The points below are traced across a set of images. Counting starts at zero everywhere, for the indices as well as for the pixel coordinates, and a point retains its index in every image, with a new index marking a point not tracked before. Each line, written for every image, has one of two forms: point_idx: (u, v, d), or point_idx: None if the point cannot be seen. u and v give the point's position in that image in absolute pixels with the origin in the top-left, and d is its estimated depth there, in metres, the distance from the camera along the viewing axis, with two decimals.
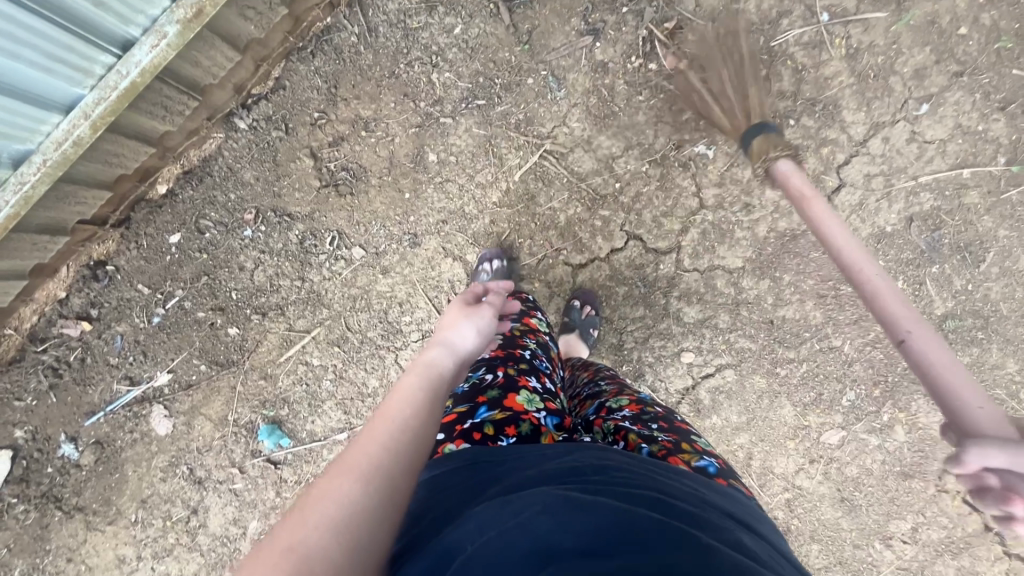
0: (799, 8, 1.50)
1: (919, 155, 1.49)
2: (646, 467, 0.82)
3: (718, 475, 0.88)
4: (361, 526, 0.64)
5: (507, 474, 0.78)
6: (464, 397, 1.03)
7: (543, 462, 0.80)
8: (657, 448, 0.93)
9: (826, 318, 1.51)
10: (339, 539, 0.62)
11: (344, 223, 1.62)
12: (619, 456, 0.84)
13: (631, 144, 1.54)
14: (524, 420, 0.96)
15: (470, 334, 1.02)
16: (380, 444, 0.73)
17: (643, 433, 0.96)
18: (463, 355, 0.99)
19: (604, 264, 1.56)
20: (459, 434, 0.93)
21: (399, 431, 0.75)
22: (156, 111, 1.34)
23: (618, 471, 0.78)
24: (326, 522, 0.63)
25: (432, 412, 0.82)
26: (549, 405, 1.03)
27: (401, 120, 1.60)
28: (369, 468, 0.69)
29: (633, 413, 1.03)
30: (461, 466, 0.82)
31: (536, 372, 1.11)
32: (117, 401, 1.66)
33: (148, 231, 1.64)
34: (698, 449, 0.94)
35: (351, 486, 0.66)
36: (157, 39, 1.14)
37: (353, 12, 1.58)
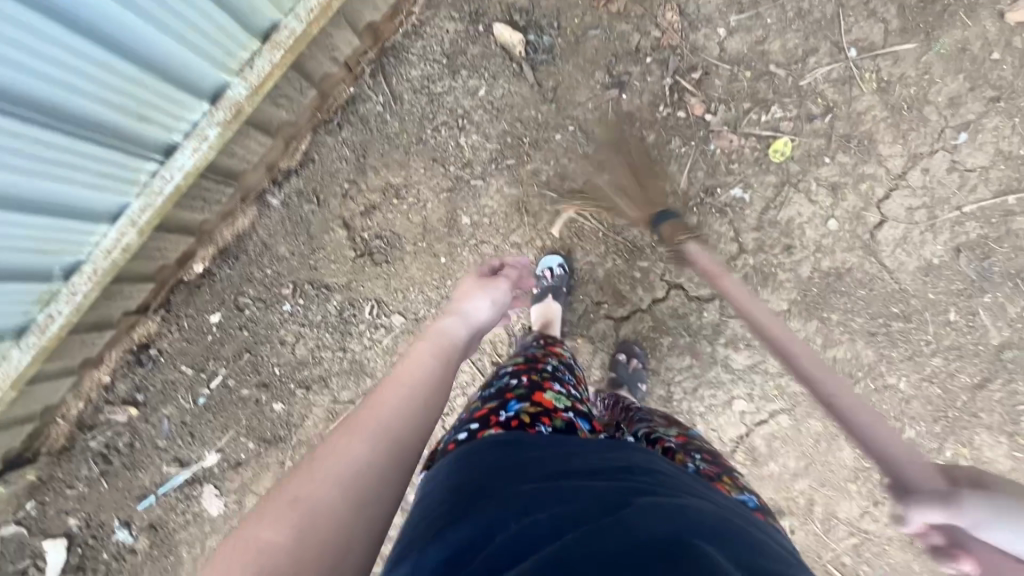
0: (825, 44, 1.49)
1: (961, 184, 1.46)
2: (696, 484, 0.83)
3: (757, 510, 0.90)
4: (360, 479, 0.75)
5: (551, 459, 0.79)
6: (491, 396, 1.01)
7: (588, 454, 0.82)
8: (702, 470, 0.94)
9: (879, 357, 1.50)
10: (340, 489, 0.73)
11: (381, 291, 1.62)
12: (665, 464, 0.86)
13: (666, 193, 1.52)
14: (557, 418, 0.95)
15: (485, 305, 1.22)
16: (390, 412, 0.85)
17: (687, 458, 0.96)
18: (476, 325, 1.18)
19: (647, 315, 1.55)
20: (496, 423, 0.91)
21: (404, 399, 0.87)
22: (196, 204, 1.35)
23: (664, 476, 0.80)
24: (331, 475, 0.75)
25: (436, 388, 0.93)
26: (578, 409, 1.01)
27: (431, 185, 1.60)
28: (375, 434, 0.81)
29: (679, 441, 1.02)
30: (504, 441, 0.83)
31: (560, 379, 1.09)
32: (168, 484, 1.67)
33: (188, 312, 1.64)
34: (738, 484, 0.95)
35: (357, 447, 0.78)
36: (199, 142, 1.15)
37: (377, 82, 1.58)
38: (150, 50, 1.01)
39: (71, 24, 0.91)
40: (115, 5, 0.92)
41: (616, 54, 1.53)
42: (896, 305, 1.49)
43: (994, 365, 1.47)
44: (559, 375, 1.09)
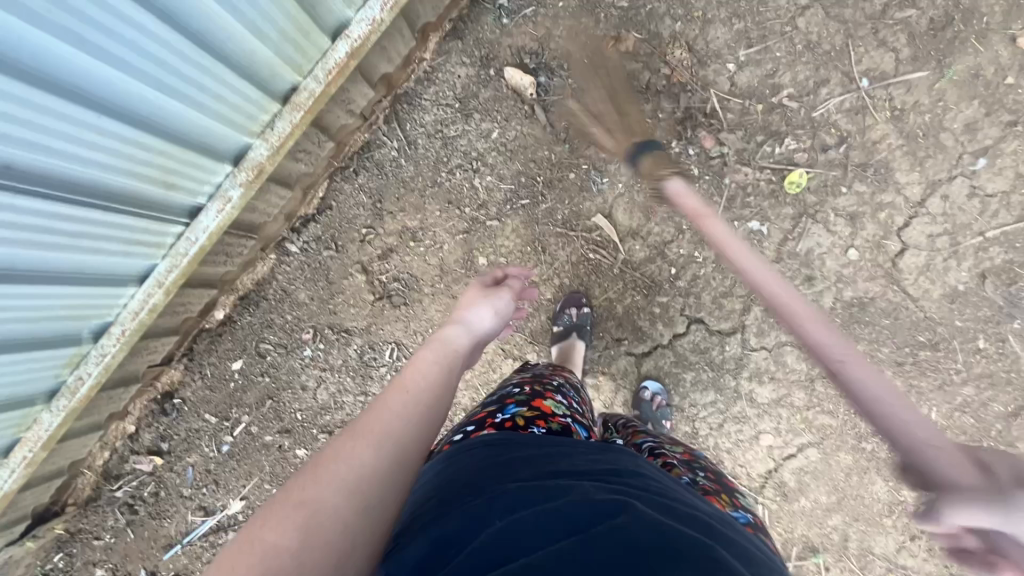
0: (835, 75, 1.49)
1: (983, 209, 1.45)
2: (688, 493, 0.79)
3: (749, 525, 0.85)
4: (372, 488, 0.64)
5: (540, 462, 0.77)
6: (491, 401, 1.01)
7: (576, 456, 0.80)
8: (697, 486, 0.89)
9: (908, 387, 1.49)
10: (349, 497, 0.62)
11: (400, 333, 1.63)
12: (654, 469, 0.83)
13: (682, 228, 1.52)
14: (554, 423, 0.93)
15: (488, 314, 1.06)
16: (404, 411, 0.73)
17: (686, 472, 0.92)
18: (480, 335, 1.01)
19: (668, 350, 1.54)
20: (491, 424, 0.91)
21: (414, 401, 0.75)
22: (219, 258, 1.37)
23: (649, 479, 0.77)
24: (339, 480, 0.63)
25: (446, 392, 0.82)
26: (578, 421, 1.00)
27: (447, 227, 1.61)
28: (387, 435, 0.69)
29: (685, 458, 0.99)
30: (497, 439, 0.84)
31: (564, 393, 1.07)
32: (193, 532, 1.67)
33: (211, 360, 1.65)
34: (736, 503, 0.90)
35: (365, 450, 0.66)
36: (222, 203, 1.17)
37: (391, 128, 1.61)
38: (173, 121, 1.03)
39: (101, 108, 0.93)
40: (140, 84, 0.94)
41: (628, 93, 1.54)
42: (922, 333, 1.47)
43: None
44: (563, 388, 1.07)
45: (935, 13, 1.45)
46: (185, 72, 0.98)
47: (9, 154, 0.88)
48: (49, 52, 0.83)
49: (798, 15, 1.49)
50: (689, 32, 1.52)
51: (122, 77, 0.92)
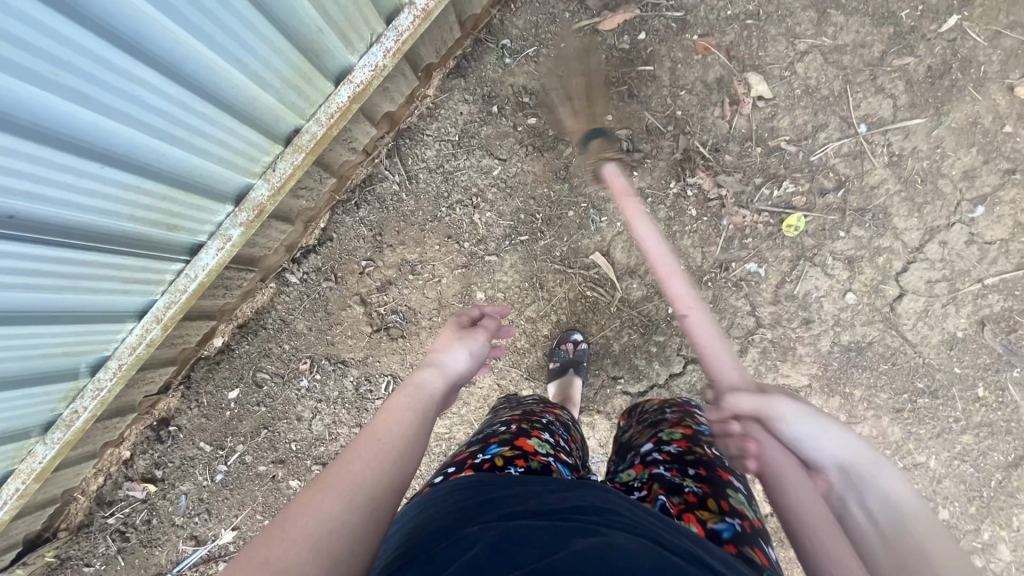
0: (834, 120, 1.50)
1: (982, 256, 1.45)
2: (657, 519, 0.71)
3: (730, 541, 0.75)
4: (344, 541, 0.62)
5: (499, 505, 0.71)
6: (476, 442, 0.99)
7: (541, 493, 0.74)
8: (674, 502, 0.81)
9: (906, 434, 1.48)
10: (318, 553, 0.60)
11: (397, 366, 1.64)
12: (625, 502, 0.74)
13: (679, 268, 1.53)
14: (534, 461, 0.89)
15: (463, 356, 1.05)
16: (367, 464, 0.72)
17: (662, 492, 0.84)
18: (454, 378, 1.00)
19: (664, 390, 1.54)
20: (468, 466, 0.87)
21: (387, 450, 0.75)
22: (218, 291, 1.39)
23: (619, 514, 0.70)
24: (310, 535, 0.61)
25: (416, 442, 0.80)
26: (563, 458, 0.96)
27: (446, 261, 1.62)
28: (351, 488, 0.68)
29: (679, 450, 0.92)
30: (467, 482, 0.78)
31: (551, 431, 1.05)
32: (185, 561, 1.67)
33: (207, 388, 1.66)
34: (724, 509, 0.81)
35: (336, 504, 0.65)
36: (223, 242, 1.19)
37: (393, 163, 1.63)
38: (176, 167, 1.06)
39: (107, 159, 0.97)
40: (141, 134, 0.97)
41: (628, 133, 1.56)
42: (920, 380, 1.46)
43: None
44: (551, 427, 1.06)
45: (932, 61, 1.47)
46: (186, 120, 1.01)
47: (17, 206, 0.93)
48: (55, 112, 0.88)
49: (796, 60, 1.52)
50: (688, 75, 1.55)
51: (125, 130, 0.95)
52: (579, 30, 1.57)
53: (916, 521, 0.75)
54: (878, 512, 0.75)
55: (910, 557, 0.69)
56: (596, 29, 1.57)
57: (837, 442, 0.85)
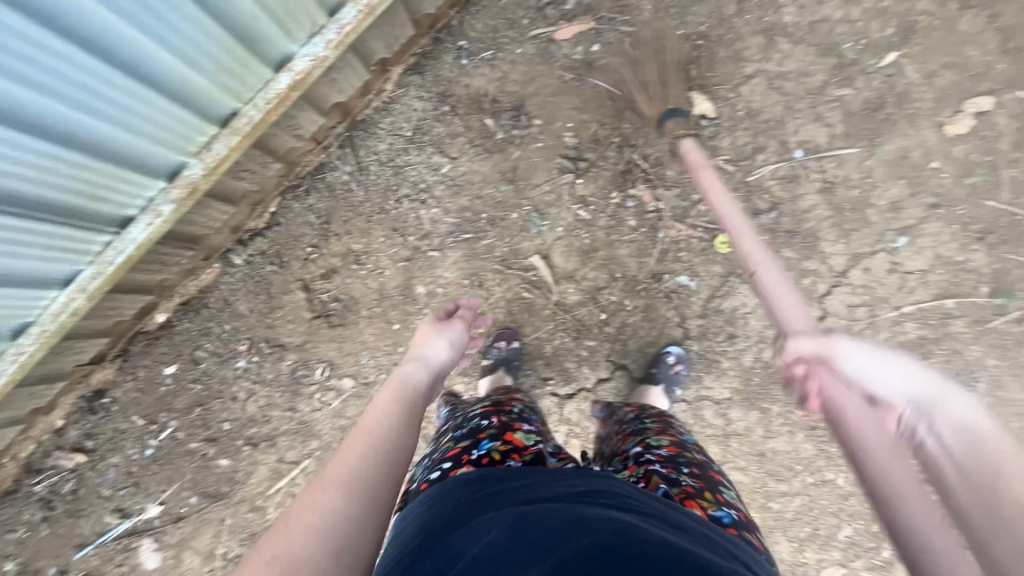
0: (773, 143, 1.55)
1: (901, 285, 1.51)
2: (654, 503, 0.84)
3: (731, 525, 0.90)
4: (345, 532, 0.66)
5: (518, 492, 0.80)
6: (463, 436, 1.05)
7: (553, 484, 0.83)
8: (676, 491, 0.95)
9: (820, 451, 1.52)
10: (324, 544, 0.64)
11: (334, 353, 1.65)
12: (626, 486, 0.87)
13: (615, 276, 1.57)
14: (526, 453, 0.99)
15: (444, 347, 1.14)
16: (359, 456, 0.76)
17: (662, 482, 0.97)
18: (436, 367, 1.09)
19: (591, 394, 1.59)
20: (467, 462, 0.96)
21: (377, 441, 0.79)
22: (154, 267, 1.40)
23: (620, 497, 0.82)
24: (312, 529, 0.65)
25: (406, 430, 0.84)
26: (546, 443, 1.07)
27: (390, 254, 1.64)
28: (349, 483, 0.72)
29: (671, 454, 1.06)
30: (474, 476, 0.88)
31: (528, 420, 1.14)
32: (108, 533, 1.66)
33: (145, 363, 1.66)
34: (720, 500, 0.96)
35: (335, 498, 0.69)
36: (153, 217, 1.22)
37: (345, 152, 1.65)
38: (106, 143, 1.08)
39: (32, 131, 0.98)
40: (71, 110, 1.00)
41: (576, 141, 1.60)
42: None
43: None
44: (526, 415, 1.14)
45: (869, 95, 1.54)
46: (117, 100, 1.04)
47: None
48: None
49: (742, 83, 1.57)
50: (638, 88, 1.59)
51: (50, 103, 0.97)
52: (536, 37, 1.61)
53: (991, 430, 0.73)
54: (915, 406, 0.82)
55: (986, 477, 0.69)
56: (552, 37, 1.61)
57: (891, 369, 0.87)
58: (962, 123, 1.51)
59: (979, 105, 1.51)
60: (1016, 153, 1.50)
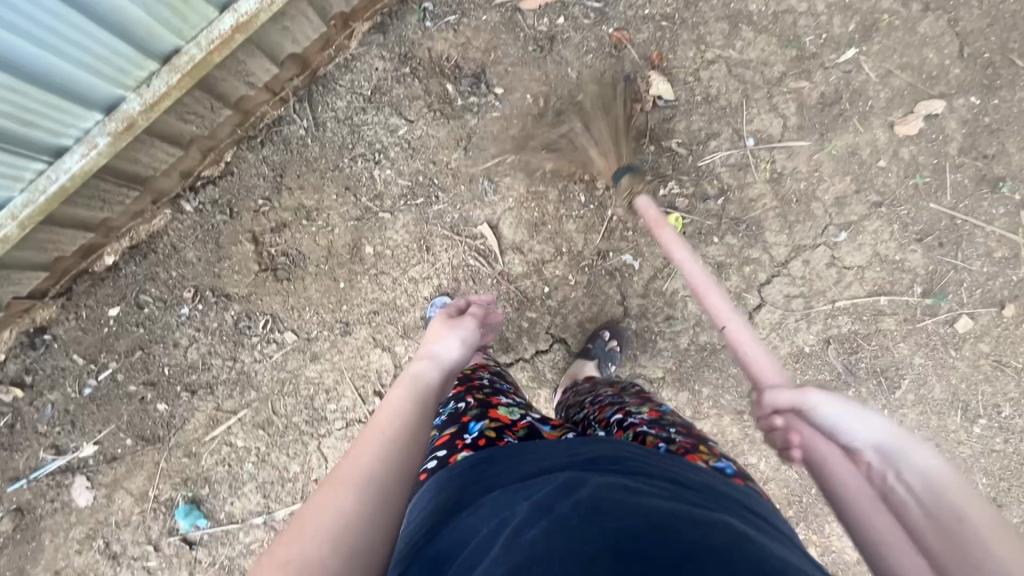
0: (727, 130, 1.56)
1: (838, 279, 1.54)
2: (664, 462, 0.81)
3: (736, 475, 0.86)
4: (359, 534, 0.63)
5: (522, 467, 0.80)
6: (446, 422, 1.00)
7: (557, 454, 0.81)
8: (675, 447, 0.91)
9: (743, 434, 1.60)
10: (337, 546, 0.61)
11: (278, 307, 1.65)
12: (637, 450, 0.84)
13: (561, 250, 1.60)
14: (518, 428, 0.96)
15: (455, 344, 1.04)
16: (373, 456, 0.72)
17: (659, 437, 0.94)
18: (449, 366, 1.00)
19: (528, 365, 1.63)
20: (463, 447, 0.91)
21: (392, 441, 0.74)
22: (94, 203, 1.47)
23: (634, 460, 0.79)
24: (325, 531, 0.61)
25: (418, 433, 0.79)
26: (530, 413, 1.04)
27: (341, 212, 1.64)
28: (361, 482, 0.68)
29: (652, 418, 1.01)
30: (478, 460, 0.84)
31: (502, 393, 1.11)
32: (41, 469, 1.66)
33: (88, 303, 1.65)
34: (715, 452, 0.93)
35: (346, 499, 0.65)
36: (88, 148, 1.29)
37: (302, 107, 1.63)
38: (49, 71, 1.17)
39: None
40: (14, 37, 1.09)
41: (534, 114, 1.60)
42: None
43: None
44: (500, 389, 1.11)
45: (826, 89, 1.53)
46: (56, 28, 1.12)
47: None
48: None
49: (701, 67, 1.56)
50: (598, 66, 1.58)
51: None
52: (501, 5, 1.59)
53: (956, 481, 0.72)
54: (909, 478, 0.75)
55: (954, 524, 0.68)
56: (517, 7, 1.59)
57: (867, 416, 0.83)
58: (913, 123, 1.51)
59: (932, 107, 1.49)
60: (962, 158, 1.50)
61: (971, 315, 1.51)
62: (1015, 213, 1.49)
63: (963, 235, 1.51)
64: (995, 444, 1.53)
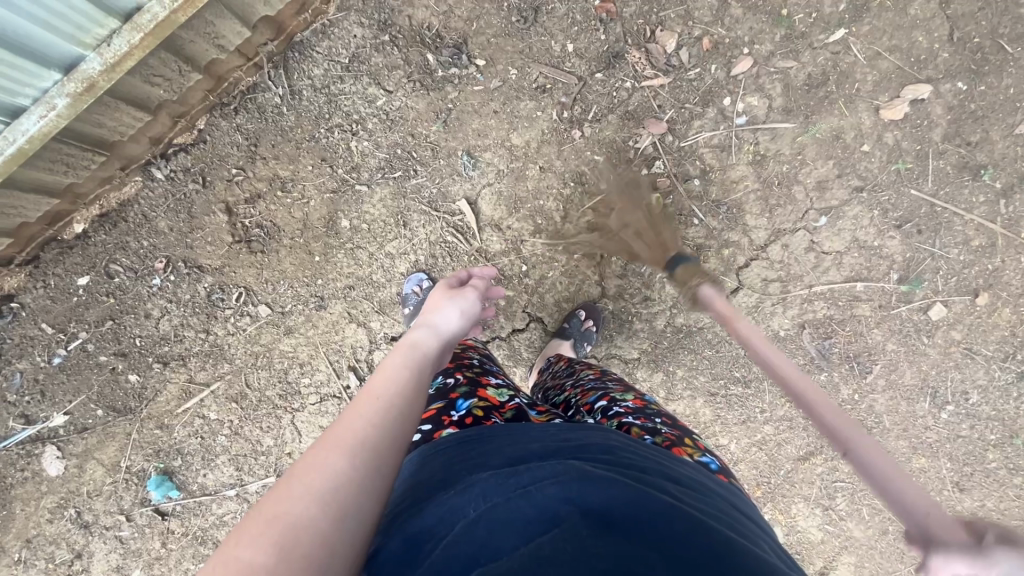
0: (711, 110, 1.53)
1: (816, 264, 1.54)
2: (652, 452, 0.81)
3: (719, 471, 0.88)
4: (350, 497, 0.60)
5: (510, 447, 0.77)
6: (435, 395, 0.99)
7: (546, 439, 0.80)
8: (661, 439, 0.91)
9: (715, 416, 1.62)
10: (327, 509, 0.58)
11: (252, 280, 1.63)
12: (623, 440, 0.82)
13: (540, 229, 1.58)
14: (506, 410, 0.95)
15: (455, 315, 0.97)
16: (368, 419, 0.68)
17: (645, 428, 0.93)
18: (448, 338, 0.93)
19: (504, 343, 1.64)
20: (450, 423, 0.90)
21: (387, 404, 0.70)
22: (57, 167, 1.43)
23: (623, 452, 0.77)
24: (313, 491, 0.58)
25: (414, 398, 0.75)
26: (519, 397, 1.04)
27: (317, 184, 1.61)
28: (355, 443, 0.64)
29: (637, 406, 1.01)
30: (466, 437, 0.82)
31: (491, 373, 1.10)
32: (11, 438, 1.64)
33: (56, 271, 1.60)
34: (699, 445, 0.93)
35: (338, 458, 0.62)
36: (46, 110, 1.27)
37: (278, 73, 1.57)
38: (9, 27, 1.16)
39: None
40: None
41: (517, 87, 1.56)
42: (737, 369, 1.59)
43: (820, 441, 1.60)
44: (489, 369, 1.10)
45: (813, 70, 1.50)
46: None
47: None
48: None
49: (687, 45, 1.52)
50: (584, 40, 1.54)
51: None
52: None
53: None
54: None
55: None
56: None
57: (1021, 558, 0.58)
58: (899, 108, 1.48)
59: (918, 91, 1.47)
60: (946, 144, 1.49)
61: (945, 303, 1.52)
62: (995, 202, 1.49)
63: (942, 222, 1.50)
64: (960, 429, 1.56)
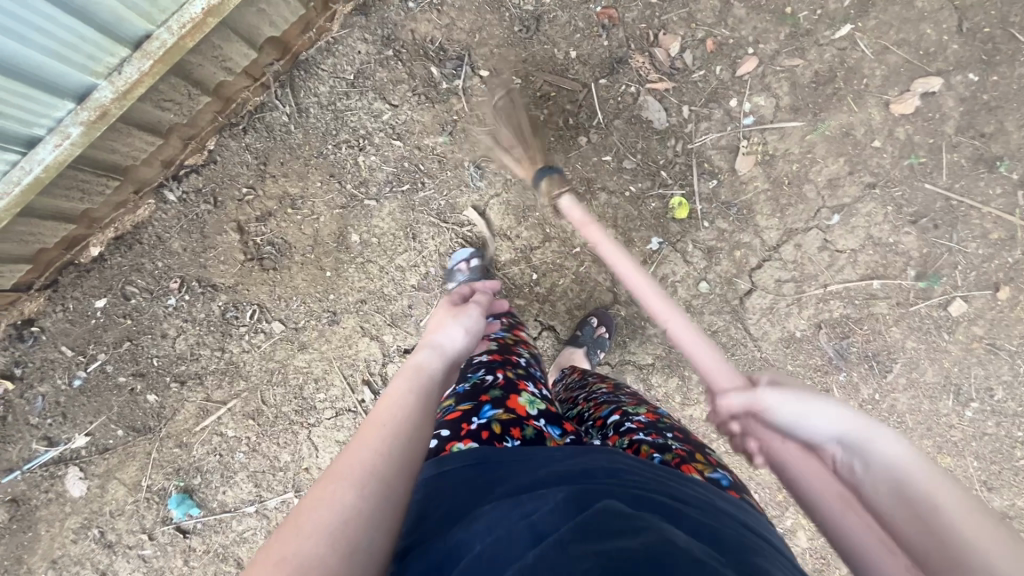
0: (718, 111, 1.52)
1: (830, 263, 1.52)
2: (660, 473, 0.80)
3: (731, 488, 0.85)
4: (359, 531, 0.60)
5: (516, 476, 0.76)
6: (465, 396, 1.00)
7: (552, 463, 0.78)
8: (670, 457, 0.89)
9: None
10: (337, 545, 0.58)
11: (265, 297, 1.64)
12: (632, 463, 0.81)
13: (549, 237, 1.58)
14: (528, 427, 0.92)
15: (459, 332, 0.99)
16: (374, 449, 0.69)
17: (654, 449, 0.92)
18: (452, 355, 0.95)
19: None
20: (466, 434, 0.90)
21: (392, 433, 0.71)
22: (72, 194, 1.45)
23: (630, 475, 0.76)
24: (323, 529, 0.59)
25: (419, 422, 0.76)
26: (550, 410, 1.01)
27: (326, 200, 1.62)
28: (361, 475, 0.65)
29: (649, 421, 1.00)
30: (479, 456, 0.81)
31: (533, 379, 1.09)
32: (35, 460, 1.66)
33: (74, 295, 1.63)
34: (711, 462, 0.92)
35: (346, 492, 0.63)
36: (61, 138, 1.30)
37: (284, 92, 1.59)
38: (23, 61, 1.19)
39: None
40: None
41: (521, 96, 1.57)
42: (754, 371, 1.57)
43: None
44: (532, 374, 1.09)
45: (820, 67, 1.49)
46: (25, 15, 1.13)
47: None
48: None
49: (691, 47, 1.52)
50: (586, 46, 1.54)
51: None
52: None
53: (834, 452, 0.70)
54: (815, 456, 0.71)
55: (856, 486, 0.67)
56: None
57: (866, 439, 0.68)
58: (909, 102, 1.47)
59: (929, 84, 1.45)
60: (960, 137, 1.46)
61: (964, 298, 1.49)
62: (1012, 193, 1.46)
63: (958, 216, 1.48)
64: (986, 427, 1.52)
